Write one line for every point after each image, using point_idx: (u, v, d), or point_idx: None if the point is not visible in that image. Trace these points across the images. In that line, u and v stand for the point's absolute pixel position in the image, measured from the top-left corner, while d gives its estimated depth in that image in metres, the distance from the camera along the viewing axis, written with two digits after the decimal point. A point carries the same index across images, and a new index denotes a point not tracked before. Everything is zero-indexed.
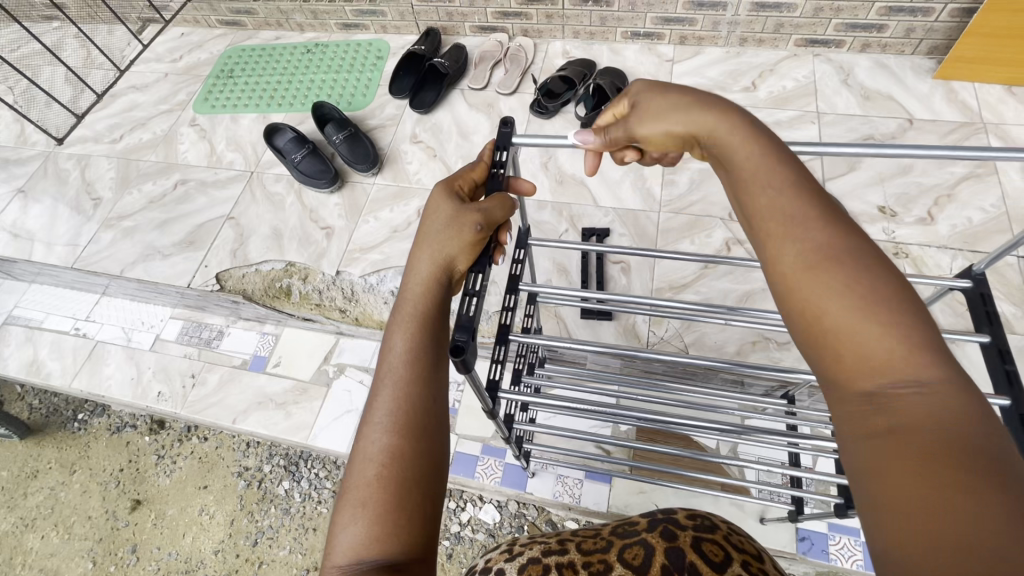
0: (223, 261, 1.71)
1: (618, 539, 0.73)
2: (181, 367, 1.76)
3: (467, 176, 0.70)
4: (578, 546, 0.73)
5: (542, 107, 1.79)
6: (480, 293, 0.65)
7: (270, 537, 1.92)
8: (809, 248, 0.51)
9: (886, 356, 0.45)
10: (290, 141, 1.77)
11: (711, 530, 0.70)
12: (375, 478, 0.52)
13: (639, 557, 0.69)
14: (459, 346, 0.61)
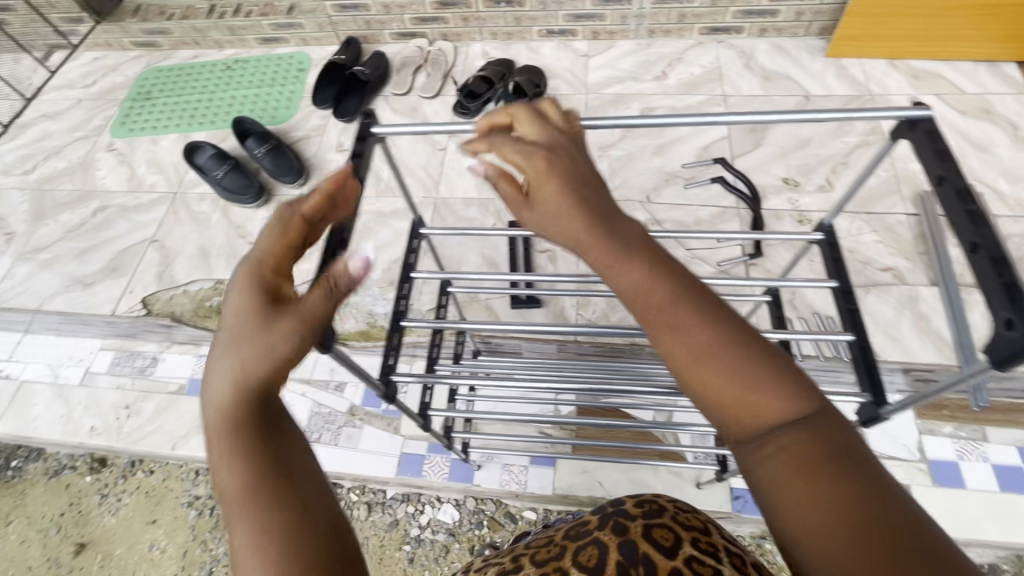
0: (149, 285, 1.67)
1: (572, 542, 0.66)
2: (114, 399, 1.70)
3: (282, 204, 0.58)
4: (532, 560, 0.66)
5: (465, 108, 1.82)
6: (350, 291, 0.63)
7: (226, 564, 1.87)
8: (682, 315, 0.50)
9: (756, 395, 0.46)
10: (211, 158, 1.74)
11: (659, 514, 0.64)
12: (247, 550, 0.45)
13: (594, 558, 0.61)
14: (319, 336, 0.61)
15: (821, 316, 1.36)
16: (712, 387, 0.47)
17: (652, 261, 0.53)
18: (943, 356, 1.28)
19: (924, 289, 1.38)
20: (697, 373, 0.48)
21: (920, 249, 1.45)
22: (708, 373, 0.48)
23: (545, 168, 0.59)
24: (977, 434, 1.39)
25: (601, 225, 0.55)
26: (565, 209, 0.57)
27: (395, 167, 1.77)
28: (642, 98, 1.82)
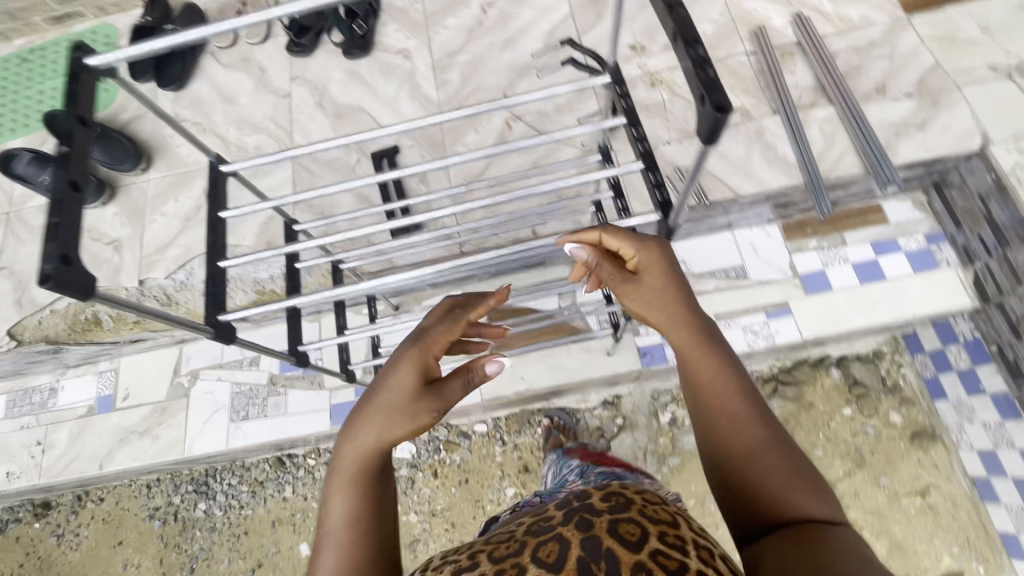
0: (10, 314, 1.60)
1: (531, 538, 0.58)
2: (22, 439, 1.62)
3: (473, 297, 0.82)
4: (489, 556, 0.58)
5: (299, 46, 1.69)
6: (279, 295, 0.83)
7: (205, 558, 1.90)
8: (731, 388, 0.70)
9: (762, 453, 0.65)
10: (31, 163, 1.57)
11: (625, 509, 0.59)
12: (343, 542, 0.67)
13: (554, 554, 0.54)
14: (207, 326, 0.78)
15: (681, 169, 1.43)
16: (737, 442, 0.66)
17: (716, 350, 0.73)
18: (791, 178, 1.38)
19: (769, 120, 1.46)
20: (724, 428, 0.68)
21: (762, 83, 1.51)
22: (732, 427, 0.67)
23: (648, 272, 0.77)
24: (837, 241, 1.54)
25: (698, 326, 0.75)
26: (650, 305, 0.77)
27: (243, 127, 1.66)
28: None
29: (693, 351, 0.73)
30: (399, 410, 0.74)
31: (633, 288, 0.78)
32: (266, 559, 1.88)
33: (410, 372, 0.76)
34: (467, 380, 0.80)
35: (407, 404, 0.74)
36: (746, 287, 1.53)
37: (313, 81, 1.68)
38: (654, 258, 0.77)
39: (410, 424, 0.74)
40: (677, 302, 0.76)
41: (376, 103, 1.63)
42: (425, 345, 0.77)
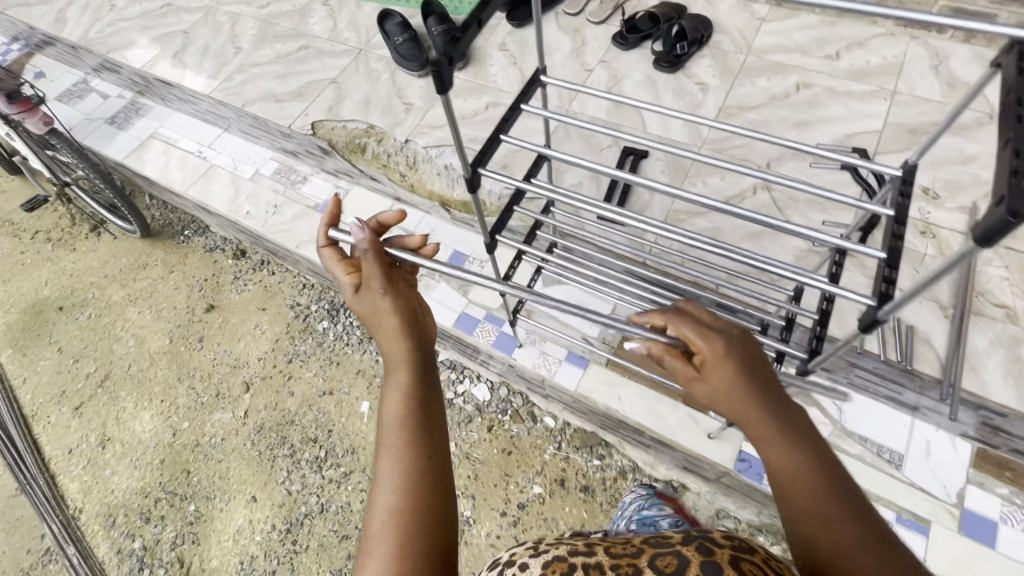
0: (319, 112, 1.99)
1: (649, 550, 0.88)
2: (269, 197, 2.09)
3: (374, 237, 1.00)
4: (605, 551, 0.89)
5: (623, 39, 1.89)
6: (462, 38, 0.80)
7: (302, 359, 2.25)
8: (792, 464, 0.73)
9: (847, 535, 0.67)
10: (397, 25, 2.01)
11: (751, 553, 0.83)
12: (392, 514, 0.76)
13: (671, 564, 0.82)
14: (434, 61, 0.75)
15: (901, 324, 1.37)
16: (815, 537, 0.68)
17: (779, 408, 0.77)
18: None
19: None
20: (812, 509, 0.70)
21: None
22: (817, 520, 0.69)
23: (709, 336, 0.81)
24: None
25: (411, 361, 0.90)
26: (744, 393, 0.78)
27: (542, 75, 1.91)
28: (803, 73, 1.75)
29: (755, 422, 0.77)
30: (370, 309, 0.94)
31: (720, 367, 0.79)
32: (337, 393, 2.15)
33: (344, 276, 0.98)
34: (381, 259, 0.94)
35: (377, 313, 0.93)
36: (891, 477, 1.32)
37: (616, 70, 1.87)
38: (724, 347, 0.79)
39: (380, 312, 0.93)
40: (747, 377, 0.79)
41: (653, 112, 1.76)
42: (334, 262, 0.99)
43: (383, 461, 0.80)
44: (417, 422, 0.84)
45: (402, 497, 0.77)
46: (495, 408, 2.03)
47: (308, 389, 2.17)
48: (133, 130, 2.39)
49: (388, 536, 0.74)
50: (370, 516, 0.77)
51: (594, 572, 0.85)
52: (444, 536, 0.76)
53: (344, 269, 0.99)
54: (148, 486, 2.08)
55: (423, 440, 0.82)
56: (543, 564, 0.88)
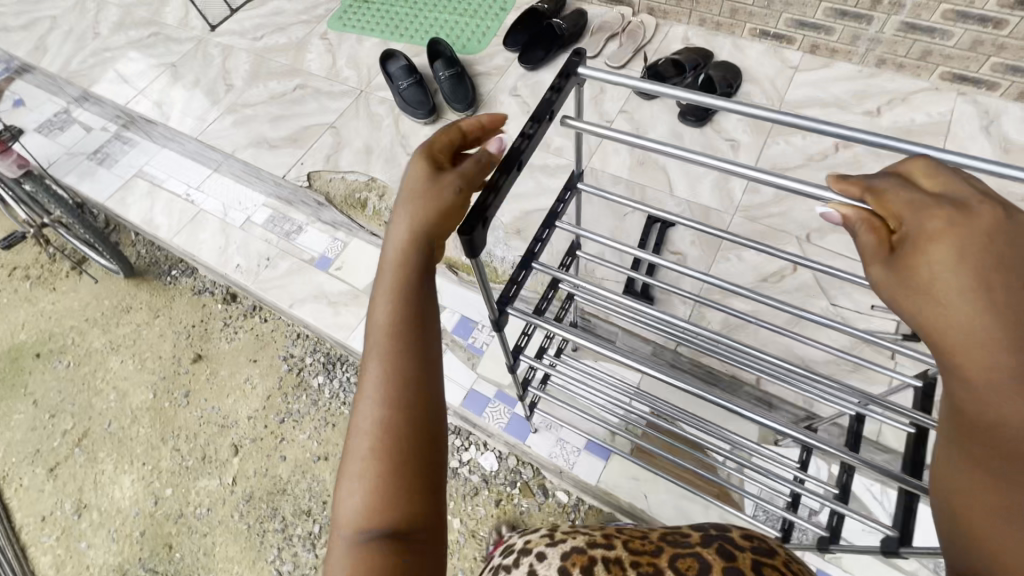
0: (316, 163, 1.89)
1: (670, 547, 0.77)
2: (260, 249, 1.90)
3: (441, 141, 0.71)
4: (626, 545, 0.79)
5: (645, 87, 1.76)
6: (501, 188, 0.67)
7: (295, 419, 2.08)
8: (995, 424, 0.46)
9: None
10: (401, 68, 1.88)
11: (770, 555, 0.73)
12: (374, 443, 0.62)
13: (691, 569, 0.72)
14: (466, 226, 0.62)
15: None
16: (983, 531, 0.46)
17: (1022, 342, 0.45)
18: None
19: None
20: (1008, 507, 0.45)
21: None
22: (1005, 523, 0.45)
23: (925, 214, 0.51)
24: None
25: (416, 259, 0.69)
26: (967, 309, 0.47)
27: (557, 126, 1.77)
28: (841, 131, 1.63)
29: (961, 351, 0.47)
30: (422, 198, 0.68)
31: (931, 260, 0.49)
32: (333, 458, 1.99)
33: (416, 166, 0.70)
34: (482, 160, 0.69)
35: (423, 200, 0.68)
36: None
37: (638, 122, 1.74)
38: (972, 224, 0.49)
39: (427, 206, 0.67)
40: (972, 283, 0.47)
41: (679, 171, 1.63)
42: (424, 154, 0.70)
43: (367, 383, 0.66)
44: (409, 340, 0.67)
45: (385, 424, 0.63)
46: (504, 480, 1.82)
47: (302, 454, 2.02)
48: (119, 168, 2.20)
49: (371, 472, 0.61)
50: (353, 438, 0.64)
51: (615, 570, 0.75)
52: (428, 446, 0.63)
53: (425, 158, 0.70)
54: (126, 561, 1.94)
55: (412, 353, 0.67)
56: (563, 556, 0.80)
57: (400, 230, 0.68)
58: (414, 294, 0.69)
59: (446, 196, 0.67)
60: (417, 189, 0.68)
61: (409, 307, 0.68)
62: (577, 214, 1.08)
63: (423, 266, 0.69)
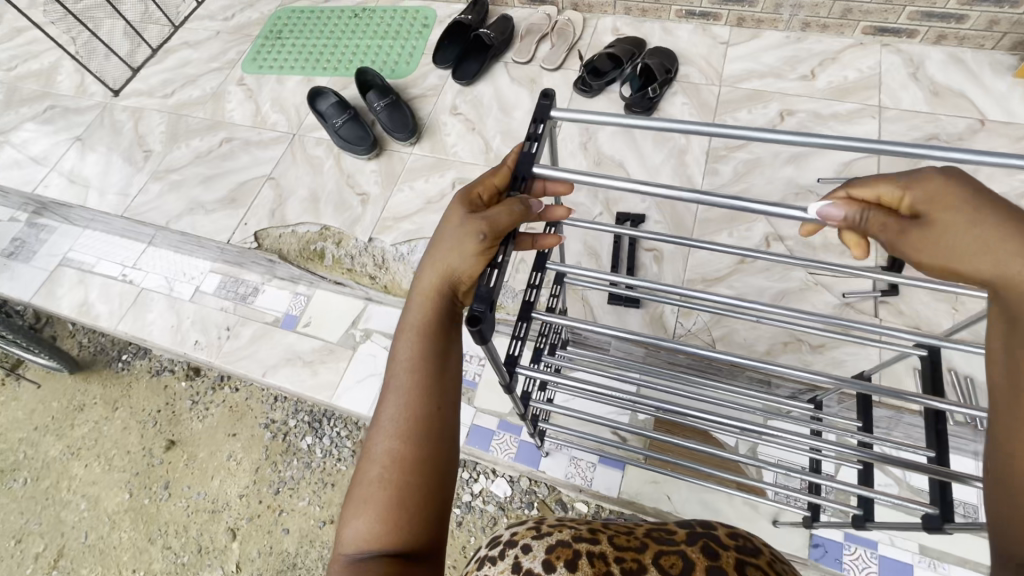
0: (262, 220, 1.79)
1: (655, 543, 0.61)
2: (217, 319, 1.75)
3: (488, 183, 0.65)
4: (610, 539, 0.62)
5: (586, 85, 1.73)
6: (504, 264, 0.61)
7: (291, 487, 1.97)
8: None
9: None
10: (332, 106, 1.81)
11: (755, 554, 0.59)
12: (388, 474, 0.55)
13: (677, 567, 0.57)
14: (475, 315, 0.57)
15: (957, 375, 1.26)
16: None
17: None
18: None
19: None
20: None
21: None
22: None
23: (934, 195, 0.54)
24: None
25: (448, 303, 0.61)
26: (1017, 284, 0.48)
27: (506, 140, 1.73)
28: (782, 99, 1.65)
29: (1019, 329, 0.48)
30: (453, 239, 0.60)
31: (959, 233, 0.52)
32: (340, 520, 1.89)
33: (460, 205, 0.62)
34: (520, 210, 0.60)
35: (454, 243, 0.59)
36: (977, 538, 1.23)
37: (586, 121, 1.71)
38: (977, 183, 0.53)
39: (459, 253, 0.59)
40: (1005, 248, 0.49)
41: (638, 166, 1.62)
42: (467, 195, 0.63)
43: (386, 402, 0.59)
44: (432, 368, 0.59)
45: (401, 456, 0.56)
46: (521, 503, 1.53)
47: (306, 522, 1.91)
48: (40, 259, 1.98)
49: (380, 501, 0.54)
50: (364, 458, 0.57)
51: (600, 565, 0.58)
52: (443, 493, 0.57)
53: (472, 196, 0.63)
54: None
55: (435, 382, 0.59)
56: (546, 548, 0.61)
57: (431, 269, 0.61)
58: (440, 327, 0.60)
59: (473, 246, 0.58)
60: (456, 227, 0.60)
61: (435, 336, 0.60)
62: (558, 243, 1.07)
63: (448, 306, 0.61)
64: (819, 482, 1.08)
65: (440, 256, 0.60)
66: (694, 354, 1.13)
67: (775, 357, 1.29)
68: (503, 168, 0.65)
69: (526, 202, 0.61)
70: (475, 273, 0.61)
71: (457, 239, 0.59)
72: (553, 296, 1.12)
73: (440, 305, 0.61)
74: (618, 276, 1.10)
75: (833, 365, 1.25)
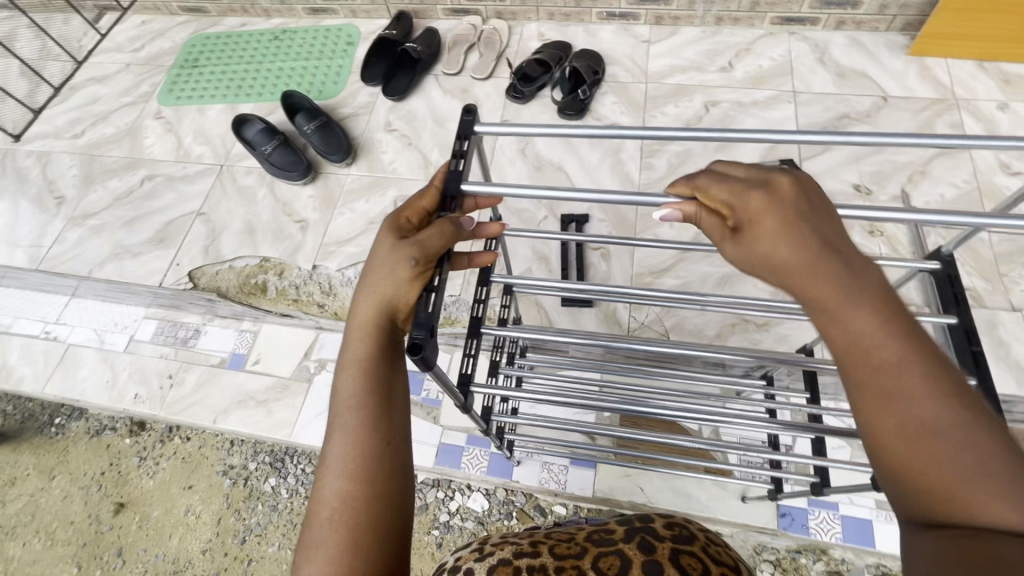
0: (195, 258, 1.71)
1: (594, 546, 0.61)
2: (157, 368, 1.64)
3: (416, 206, 0.63)
4: (550, 549, 0.61)
5: (518, 92, 1.75)
6: (442, 288, 0.61)
7: (258, 534, 1.87)
8: (900, 391, 0.48)
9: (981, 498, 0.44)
10: (260, 133, 1.74)
11: (689, 541, 0.60)
12: (342, 517, 0.53)
13: (615, 568, 0.57)
14: (414, 343, 0.56)
15: None
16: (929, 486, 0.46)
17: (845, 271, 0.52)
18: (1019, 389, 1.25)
19: (1004, 314, 1.33)
20: (928, 449, 0.46)
21: (1001, 270, 1.38)
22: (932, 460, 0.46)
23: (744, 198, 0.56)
24: None
25: (388, 333, 0.59)
26: (824, 280, 0.51)
27: (444, 152, 1.72)
28: (706, 91, 1.72)
29: (832, 310, 0.51)
30: (385, 267, 0.58)
31: (771, 245, 0.53)
32: None
33: (390, 231, 0.60)
34: (450, 229, 0.60)
35: (387, 272, 0.57)
36: None
37: None
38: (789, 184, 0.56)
39: (394, 281, 0.57)
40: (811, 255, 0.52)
41: (577, 167, 1.64)
42: (396, 220, 0.61)
43: (332, 441, 0.56)
44: (378, 401, 0.57)
45: (352, 495, 0.54)
46: (499, 515, 1.47)
47: (277, 568, 1.81)
48: None
49: (335, 545, 0.52)
50: (314, 502, 0.55)
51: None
52: (401, 528, 0.55)
53: (401, 221, 0.61)
54: None
55: (383, 415, 0.57)
56: (487, 570, 0.59)
57: (365, 300, 0.58)
58: (383, 358, 0.59)
59: (406, 273, 0.57)
60: (387, 255, 0.58)
61: (378, 367, 0.58)
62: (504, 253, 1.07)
63: (389, 336, 0.59)
64: (778, 457, 1.13)
65: (374, 287, 0.58)
66: (648, 347, 1.15)
67: (726, 340, 1.33)
68: (430, 188, 0.64)
69: (456, 222, 0.61)
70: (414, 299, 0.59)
71: (389, 266, 0.57)
72: (504, 306, 1.12)
73: (381, 335, 0.59)
74: (567, 282, 1.11)
75: (779, 341, 1.31)
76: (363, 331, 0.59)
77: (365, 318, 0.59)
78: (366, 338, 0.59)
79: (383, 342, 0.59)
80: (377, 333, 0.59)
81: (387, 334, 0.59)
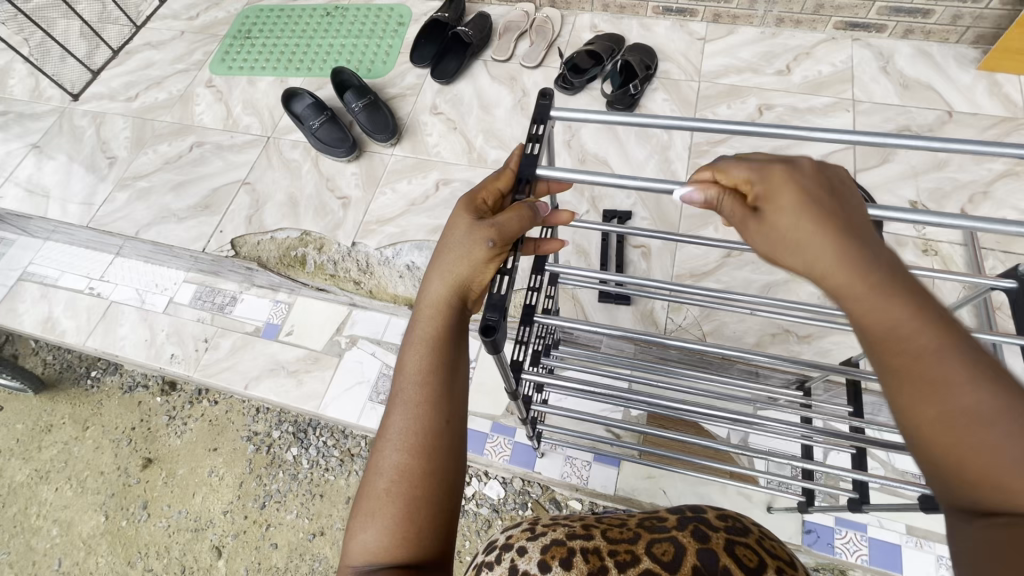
0: (239, 228, 1.73)
1: (647, 532, 0.60)
2: (194, 330, 1.68)
3: (492, 187, 0.63)
4: (604, 533, 0.61)
5: (567, 83, 1.73)
6: (514, 271, 0.60)
7: (278, 501, 1.91)
8: (925, 365, 0.45)
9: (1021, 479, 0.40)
10: (308, 107, 1.75)
11: (744, 533, 0.59)
12: (398, 489, 0.53)
13: (670, 554, 0.57)
14: (488, 325, 0.56)
15: None
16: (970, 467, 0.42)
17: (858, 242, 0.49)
18: None
19: None
20: (946, 418, 0.43)
21: None
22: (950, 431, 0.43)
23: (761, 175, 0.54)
24: None
25: (456, 313, 0.59)
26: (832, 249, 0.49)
27: (489, 139, 1.71)
28: (760, 94, 1.68)
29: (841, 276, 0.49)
30: (463, 246, 0.58)
31: (785, 228, 0.51)
32: (330, 531, 1.84)
33: (467, 210, 0.61)
34: (528, 214, 0.59)
35: (465, 251, 0.58)
36: None
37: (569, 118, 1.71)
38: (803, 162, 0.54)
39: (471, 261, 0.58)
40: (826, 229, 0.50)
41: (623, 163, 1.62)
42: (473, 199, 0.62)
43: (394, 414, 0.57)
44: (443, 381, 0.57)
45: (410, 469, 0.54)
46: (515, 505, 1.51)
47: (294, 535, 1.85)
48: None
49: (390, 516, 0.52)
50: (371, 471, 0.55)
51: (594, 560, 0.57)
52: (450, 508, 0.55)
53: (478, 201, 0.62)
54: None
55: (445, 394, 0.57)
56: (541, 549, 0.59)
57: (439, 279, 0.59)
58: (450, 338, 0.59)
59: (483, 254, 0.57)
60: (466, 233, 0.58)
61: (445, 347, 0.58)
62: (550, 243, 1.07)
63: (458, 317, 0.60)
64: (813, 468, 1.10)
65: (449, 263, 0.58)
66: (688, 346, 1.14)
67: (765, 349, 1.31)
68: (507, 171, 0.64)
69: (532, 205, 0.60)
70: (485, 280, 0.60)
71: (467, 245, 0.58)
72: (546, 296, 1.12)
73: (451, 316, 0.59)
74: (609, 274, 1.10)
75: (820, 354, 1.28)
76: (433, 309, 0.59)
77: (437, 296, 0.59)
78: (436, 315, 0.59)
79: (451, 322, 0.59)
80: (446, 312, 0.59)
81: (456, 315, 0.59)
